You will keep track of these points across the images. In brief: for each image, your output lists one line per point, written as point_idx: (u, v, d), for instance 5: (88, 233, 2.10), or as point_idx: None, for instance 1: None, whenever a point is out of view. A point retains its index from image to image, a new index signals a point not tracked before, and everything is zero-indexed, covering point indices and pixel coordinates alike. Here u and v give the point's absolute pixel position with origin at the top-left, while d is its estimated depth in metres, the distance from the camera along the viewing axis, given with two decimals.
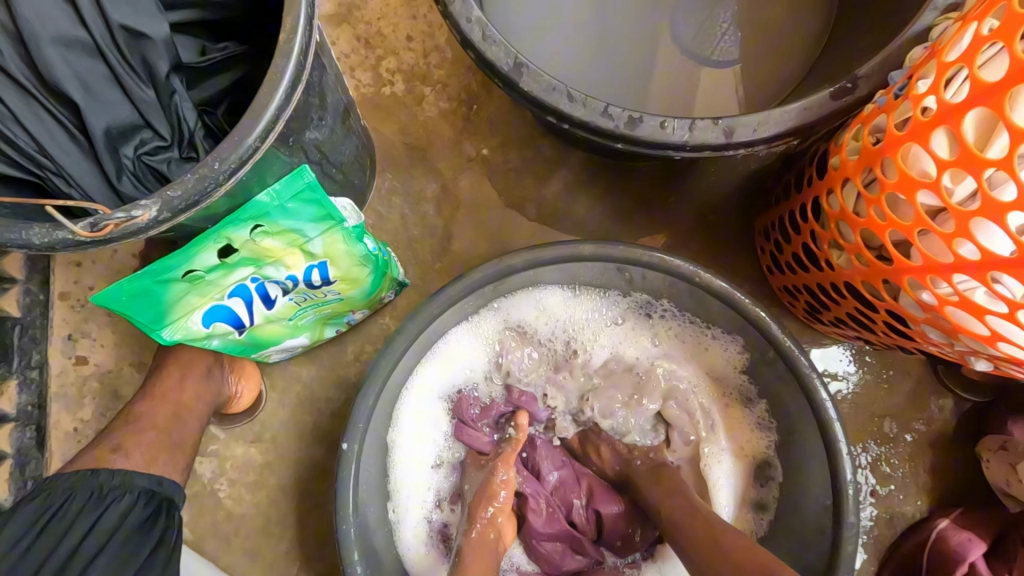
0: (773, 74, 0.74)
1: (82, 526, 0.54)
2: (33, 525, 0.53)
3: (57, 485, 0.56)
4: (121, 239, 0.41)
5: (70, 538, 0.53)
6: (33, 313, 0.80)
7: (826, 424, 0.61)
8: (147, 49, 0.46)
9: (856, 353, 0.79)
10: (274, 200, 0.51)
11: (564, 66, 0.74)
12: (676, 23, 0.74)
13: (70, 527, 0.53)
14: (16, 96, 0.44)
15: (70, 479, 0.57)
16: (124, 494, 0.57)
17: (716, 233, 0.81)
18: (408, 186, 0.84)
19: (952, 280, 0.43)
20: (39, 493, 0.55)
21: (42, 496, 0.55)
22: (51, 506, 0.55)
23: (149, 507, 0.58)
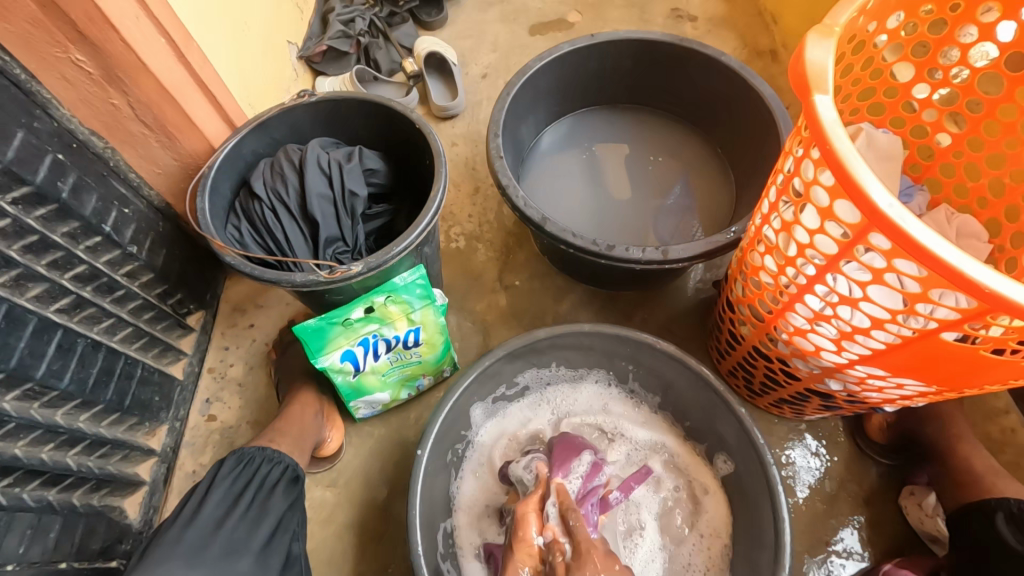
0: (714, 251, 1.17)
1: (265, 470, 0.76)
2: (234, 466, 0.75)
3: (246, 449, 0.78)
4: (341, 281, 0.79)
5: (261, 475, 0.76)
6: (189, 379, 1.11)
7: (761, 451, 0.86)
8: (356, 201, 0.88)
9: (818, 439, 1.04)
10: (404, 282, 0.89)
11: None
12: (659, 226, 1.21)
13: (256, 472, 0.76)
14: (287, 219, 0.85)
15: (253, 447, 0.79)
16: (282, 460, 0.79)
17: (679, 338, 1.15)
18: (463, 304, 1.23)
19: (788, 320, 0.75)
20: (234, 453, 0.78)
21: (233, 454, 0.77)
22: (243, 459, 0.77)
23: (295, 474, 0.80)
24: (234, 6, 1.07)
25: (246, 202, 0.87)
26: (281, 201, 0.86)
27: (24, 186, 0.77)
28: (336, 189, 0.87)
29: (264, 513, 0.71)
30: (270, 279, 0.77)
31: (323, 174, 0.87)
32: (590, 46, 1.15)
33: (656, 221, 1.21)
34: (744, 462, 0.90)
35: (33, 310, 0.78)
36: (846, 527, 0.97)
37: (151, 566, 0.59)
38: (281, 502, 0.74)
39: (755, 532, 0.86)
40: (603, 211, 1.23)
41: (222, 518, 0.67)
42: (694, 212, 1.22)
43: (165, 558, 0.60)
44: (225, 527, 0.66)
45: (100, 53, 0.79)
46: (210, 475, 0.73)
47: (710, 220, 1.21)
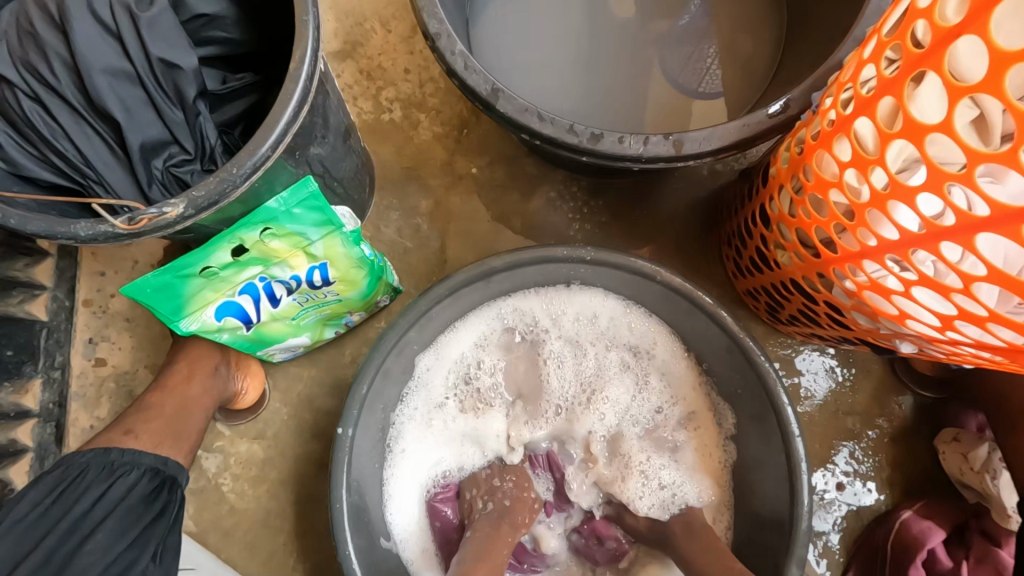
0: (743, 98, 0.83)
1: (95, 494, 0.57)
2: (54, 487, 0.57)
3: (76, 459, 0.59)
4: (152, 232, 0.49)
5: (89, 496, 0.56)
6: (58, 318, 0.87)
7: (780, 410, 0.68)
8: (180, 77, 0.54)
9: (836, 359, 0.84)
10: (283, 207, 0.59)
11: (564, 99, 0.83)
12: (665, 57, 0.84)
13: (85, 493, 0.56)
14: (68, 115, 0.52)
15: (92, 453, 0.60)
16: (132, 469, 0.60)
17: (686, 243, 0.88)
18: (404, 203, 0.93)
19: (864, 268, 0.48)
20: (62, 464, 0.59)
21: (61, 468, 0.58)
22: (69, 476, 0.58)
23: (159, 477, 0.62)
24: None
25: None
26: (48, 84, 0.51)
27: None
28: (137, 58, 0.52)
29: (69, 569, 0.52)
30: (39, 233, 0.48)
31: (109, 31, 0.51)
32: None
33: (660, 50, 0.84)
34: (759, 422, 0.73)
35: None
36: (840, 456, 0.83)
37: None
38: (118, 532, 0.55)
39: (765, 501, 0.72)
40: (587, 42, 0.84)
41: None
42: (713, 34, 0.85)
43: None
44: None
45: None
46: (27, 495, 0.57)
47: (738, 53, 0.84)
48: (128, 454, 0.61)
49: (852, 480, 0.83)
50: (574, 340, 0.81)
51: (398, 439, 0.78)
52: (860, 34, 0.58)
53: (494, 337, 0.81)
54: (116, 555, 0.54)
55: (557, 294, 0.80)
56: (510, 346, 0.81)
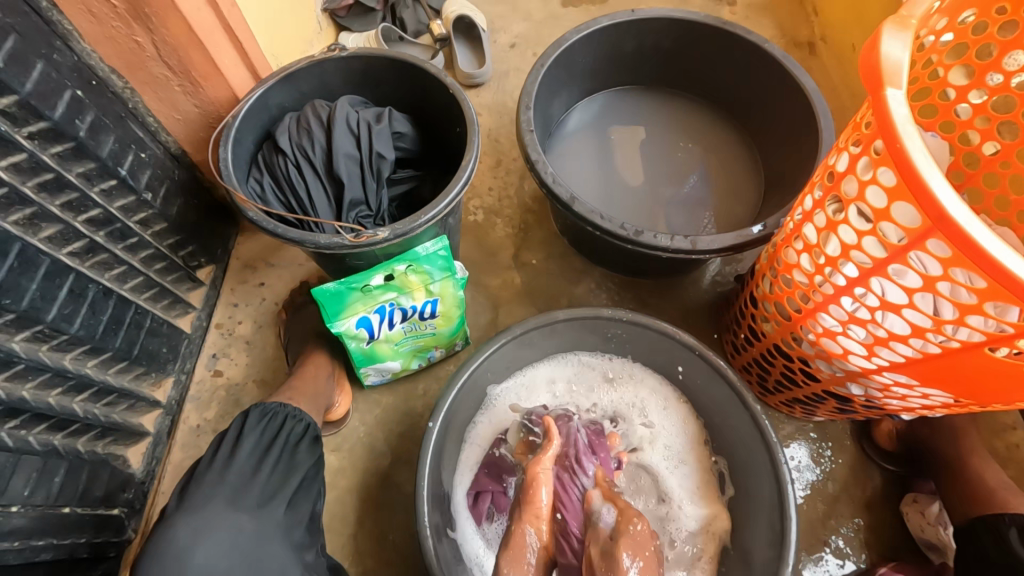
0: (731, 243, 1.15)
1: (289, 430, 0.73)
2: (258, 421, 0.72)
3: (268, 404, 0.74)
4: (366, 247, 0.77)
5: (285, 432, 0.73)
6: (197, 333, 1.10)
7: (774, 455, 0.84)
8: (383, 165, 0.86)
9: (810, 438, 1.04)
10: (426, 252, 0.87)
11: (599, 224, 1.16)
12: (673, 211, 1.19)
13: (281, 428, 0.73)
14: (312, 178, 0.83)
15: (273, 403, 0.76)
16: (304, 418, 0.76)
17: (694, 331, 1.14)
18: (477, 280, 1.21)
19: (819, 320, 0.74)
20: (255, 407, 0.74)
21: (257, 408, 0.73)
22: (266, 414, 0.73)
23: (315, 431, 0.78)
24: None
25: (270, 156, 0.84)
26: (306, 158, 0.83)
27: (41, 121, 0.73)
28: (363, 151, 0.84)
29: (292, 471, 0.69)
30: (294, 238, 0.75)
31: (351, 134, 0.84)
32: (625, 23, 1.12)
33: (671, 206, 1.19)
34: (755, 461, 0.89)
35: (46, 251, 0.76)
36: (835, 530, 0.98)
37: (192, 513, 0.59)
38: (308, 462, 0.72)
39: (763, 530, 0.85)
40: (619, 192, 1.21)
41: (250, 477, 0.65)
42: (712, 201, 1.20)
43: (202, 507, 0.60)
44: (257, 481, 0.65)
45: None
46: (235, 426, 0.71)
47: (730, 213, 1.19)
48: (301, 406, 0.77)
49: (841, 545, 0.97)
50: (623, 392, 1.04)
51: (473, 432, 1.02)
52: None
53: (564, 384, 1.05)
54: (311, 470, 0.72)
55: (622, 367, 1.04)
56: (583, 388, 1.05)
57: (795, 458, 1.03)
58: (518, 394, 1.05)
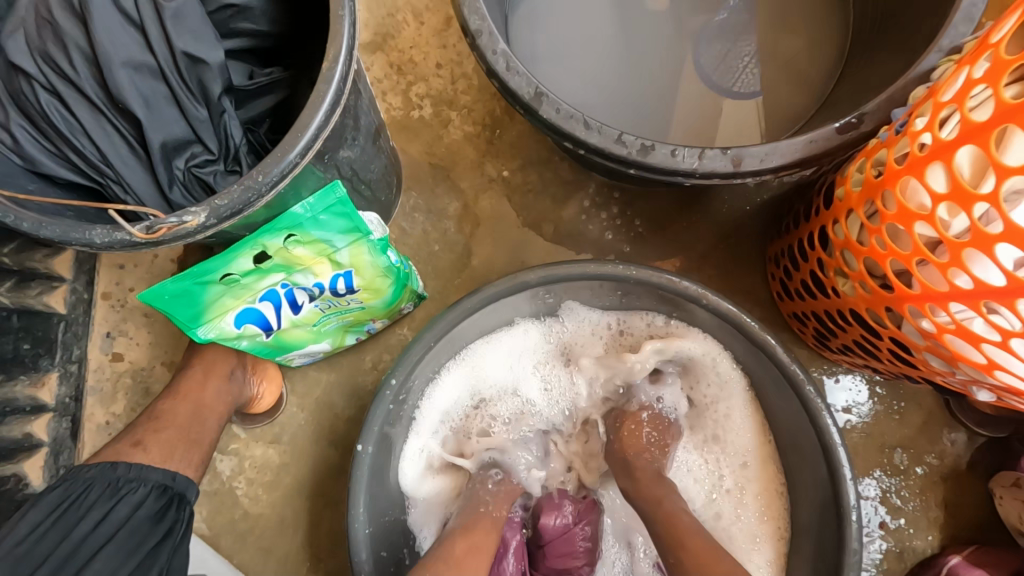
0: (781, 109, 0.78)
1: (99, 513, 0.55)
2: (58, 505, 0.55)
3: (79, 475, 0.57)
4: (174, 242, 0.47)
5: (90, 520, 0.54)
6: (77, 310, 0.85)
7: (838, 477, 0.61)
8: (205, 73, 0.50)
9: (867, 382, 0.79)
10: (309, 213, 0.55)
11: (592, 97, 0.78)
12: (699, 55, 0.79)
13: (89, 512, 0.55)
14: (88, 112, 0.49)
15: (99, 471, 0.58)
16: (138, 487, 0.58)
17: (731, 259, 0.84)
18: (431, 206, 0.88)
19: (949, 308, 0.44)
20: (67, 479, 0.57)
21: (65, 485, 0.56)
22: (70, 494, 0.56)
23: (162, 497, 0.59)
24: None
25: (12, 78, 0.50)
26: (66, 76, 0.48)
27: None
28: (160, 51, 0.49)
29: None
30: (54, 239, 0.45)
31: (132, 23, 0.48)
32: None
33: (694, 48, 0.79)
34: (804, 457, 0.67)
35: None
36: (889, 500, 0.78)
37: None
38: (117, 562, 0.53)
39: (818, 551, 0.65)
40: (617, 32, 0.79)
41: None
42: (753, 32, 0.79)
43: None
44: None
45: None
46: (29, 512, 0.55)
47: (780, 54, 0.79)
48: (133, 470, 0.58)
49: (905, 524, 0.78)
50: None
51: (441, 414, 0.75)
52: (947, 44, 0.53)
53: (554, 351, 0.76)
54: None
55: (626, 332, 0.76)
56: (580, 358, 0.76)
57: (852, 402, 0.79)
58: (514, 340, 0.75)
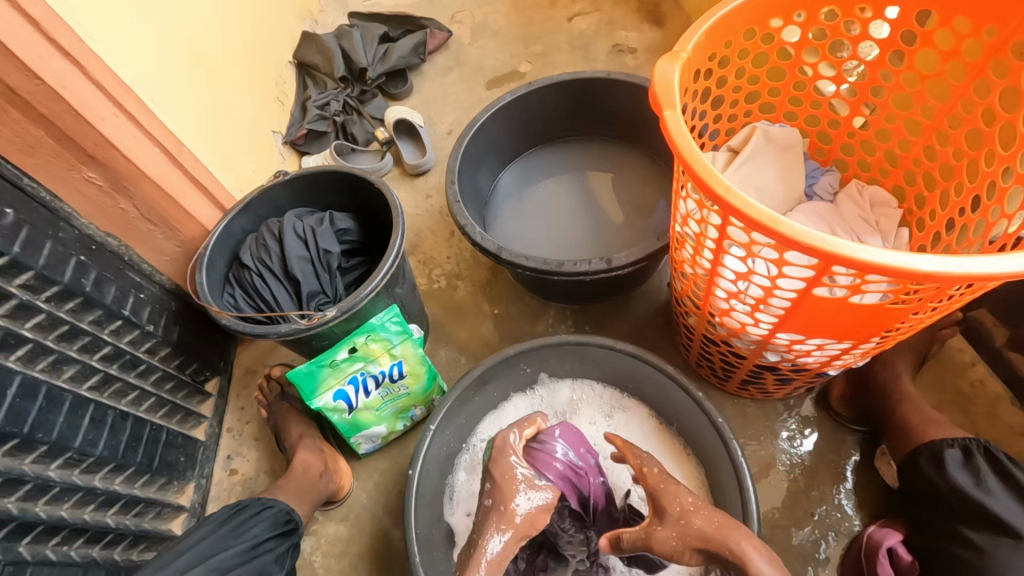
0: None
1: (259, 516, 0.91)
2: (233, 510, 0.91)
3: (244, 499, 0.93)
4: (317, 326, 0.91)
5: (253, 519, 0.90)
6: (211, 439, 1.23)
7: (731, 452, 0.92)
8: (330, 257, 1.02)
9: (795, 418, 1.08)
10: (380, 320, 1.00)
11: None
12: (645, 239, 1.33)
13: (251, 515, 0.91)
14: (273, 280, 0.99)
15: (250, 499, 0.94)
16: (276, 507, 0.95)
17: (654, 340, 1.23)
18: (449, 339, 1.33)
19: (714, 303, 0.83)
20: (236, 501, 0.93)
21: (236, 503, 0.93)
22: (240, 506, 0.92)
23: (289, 518, 0.95)
24: (218, 102, 1.24)
25: (238, 271, 1.01)
26: (266, 265, 1.00)
27: (54, 285, 0.91)
28: (312, 249, 1.01)
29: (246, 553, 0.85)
30: (258, 331, 0.90)
31: (300, 239, 1.01)
32: (527, 94, 1.31)
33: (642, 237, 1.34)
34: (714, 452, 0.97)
35: (67, 389, 0.91)
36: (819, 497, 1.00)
37: None
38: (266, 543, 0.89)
39: (728, 503, 0.93)
40: (589, 237, 1.36)
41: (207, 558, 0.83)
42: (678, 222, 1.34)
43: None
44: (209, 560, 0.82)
45: (110, 171, 0.95)
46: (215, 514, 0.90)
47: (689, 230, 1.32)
48: (273, 498, 0.95)
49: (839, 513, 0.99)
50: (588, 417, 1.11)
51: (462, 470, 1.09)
52: None
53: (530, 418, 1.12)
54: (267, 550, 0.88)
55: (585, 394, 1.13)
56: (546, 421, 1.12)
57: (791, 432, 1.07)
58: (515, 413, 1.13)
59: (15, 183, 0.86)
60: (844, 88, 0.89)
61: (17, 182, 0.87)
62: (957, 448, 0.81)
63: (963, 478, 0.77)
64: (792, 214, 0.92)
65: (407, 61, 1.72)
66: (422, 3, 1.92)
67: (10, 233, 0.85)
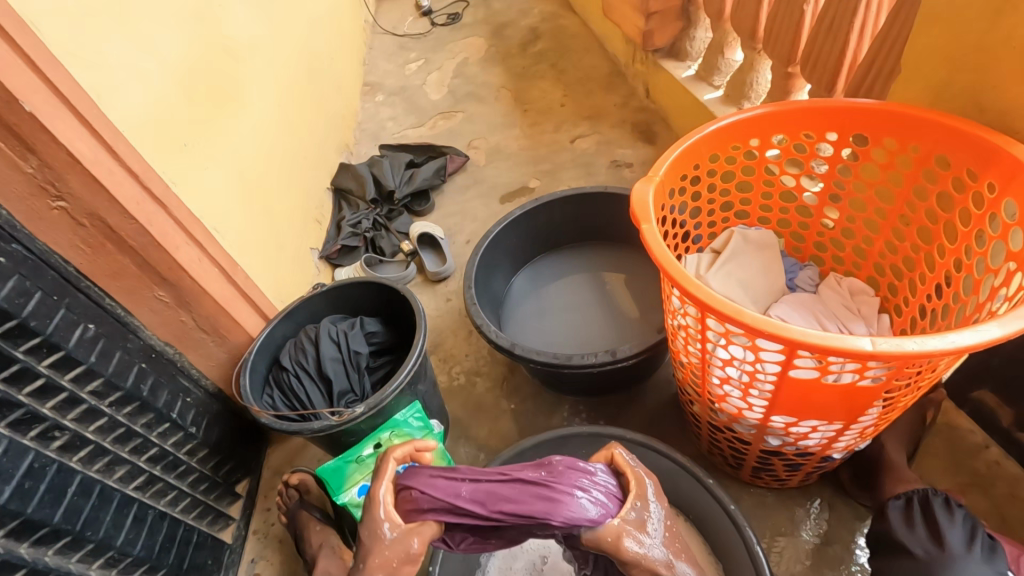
0: None
1: None
2: None
3: None
4: (347, 423, 1.00)
5: None
6: (237, 542, 1.25)
7: (753, 552, 0.95)
8: (360, 358, 1.13)
9: (814, 507, 1.08)
10: (403, 416, 1.08)
11: None
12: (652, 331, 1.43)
13: None
14: (308, 381, 1.09)
15: None
16: None
17: (666, 431, 1.26)
18: (469, 434, 1.38)
19: (712, 390, 0.89)
20: None
21: None
22: None
23: None
24: (269, 229, 1.45)
25: (277, 373, 1.12)
26: (302, 367, 1.11)
27: (117, 391, 1.02)
28: (344, 351, 1.12)
29: None
30: (293, 427, 0.99)
31: (333, 342, 1.13)
32: (535, 208, 1.50)
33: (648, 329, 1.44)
34: (728, 544, 1.00)
35: (117, 488, 0.98)
36: None
37: None
38: None
39: None
40: (596, 332, 1.47)
41: None
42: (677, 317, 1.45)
43: None
44: None
45: (176, 289, 1.11)
46: None
47: None
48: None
49: None
50: None
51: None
52: None
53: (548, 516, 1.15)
54: None
55: None
56: None
57: (811, 522, 1.07)
58: None
59: (98, 302, 1.01)
60: (808, 196, 1.02)
61: (100, 301, 1.02)
62: (902, 498, 0.90)
63: (896, 520, 0.87)
64: (775, 306, 1.01)
65: (429, 183, 1.96)
66: (443, 134, 2.22)
67: (89, 345, 0.98)
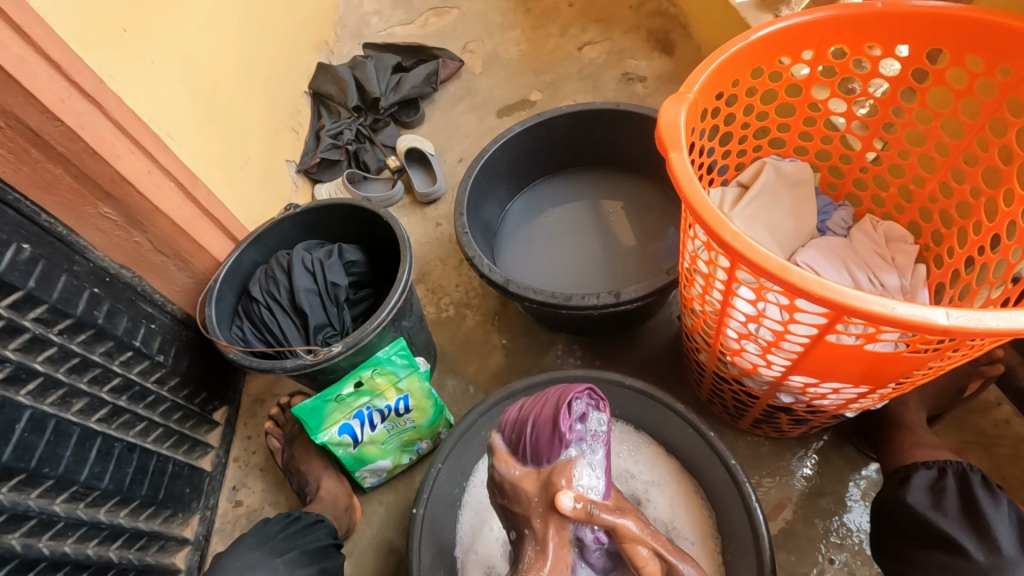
0: None
1: (310, 526, 0.95)
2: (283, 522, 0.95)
3: (296, 512, 0.97)
4: (323, 362, 0.92)
5: (302, 531, 0.94)
6: (217, 470, 1.21)
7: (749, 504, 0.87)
8: (339, 290, 1.02)
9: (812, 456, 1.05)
10: (386, 354, 1.00)
11: None
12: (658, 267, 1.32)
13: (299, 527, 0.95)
14: (281, 314, 1.00)
15: (304, 510, 0.98)
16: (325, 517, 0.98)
17: (664, 374, 1.21)
18: (458, 369, 1.32)
19: (725, 342, 0.81)
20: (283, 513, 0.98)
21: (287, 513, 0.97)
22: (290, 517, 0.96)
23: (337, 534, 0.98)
24: (235, 139, 1.28)
25: (247, 304, 1.02)
26: (274, 299, 1.00)
27: (67, 319, 0.92)
28: (320, 283, 1.02)
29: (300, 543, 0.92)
30: (263, 364, 0.90)
31: (308, 272, 1.02)
32: (535, 125, 1.33)
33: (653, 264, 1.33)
34: (722, 495, 0.93)
35: (76, 422, 0.92)
36: (834, 545, 0.98)
37: None
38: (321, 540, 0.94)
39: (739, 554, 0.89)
40: (595, 264, 1.36)
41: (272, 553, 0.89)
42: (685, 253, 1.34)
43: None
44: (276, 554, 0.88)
45: (124, 206, 0.97)
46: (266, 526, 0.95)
47: None
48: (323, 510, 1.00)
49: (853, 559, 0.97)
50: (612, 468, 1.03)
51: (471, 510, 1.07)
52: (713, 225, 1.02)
53: None
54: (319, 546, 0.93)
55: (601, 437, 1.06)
56: None
57: (809, 474, 1.04)
58: None
59: (33, 219, 0.89)
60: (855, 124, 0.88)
61: (34, 218, 0.89)
62: (936, 469, 0.81)
63: (923, 498, 0.78)
64: (802, 250, 0.90)
65: (418, 90, 1.75)
66: (434, 34, 1.96)
67: (26, 268, 0.86)
